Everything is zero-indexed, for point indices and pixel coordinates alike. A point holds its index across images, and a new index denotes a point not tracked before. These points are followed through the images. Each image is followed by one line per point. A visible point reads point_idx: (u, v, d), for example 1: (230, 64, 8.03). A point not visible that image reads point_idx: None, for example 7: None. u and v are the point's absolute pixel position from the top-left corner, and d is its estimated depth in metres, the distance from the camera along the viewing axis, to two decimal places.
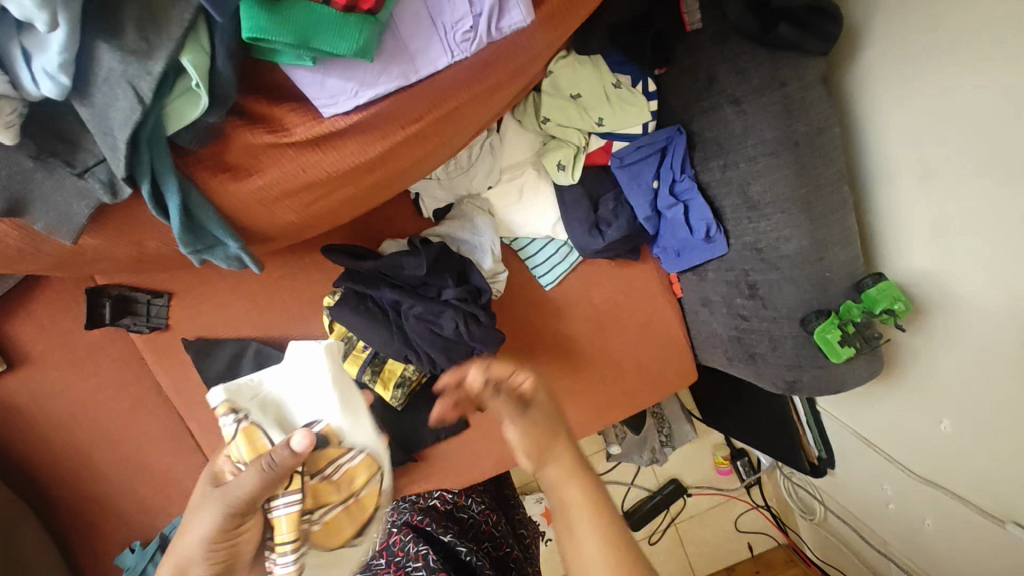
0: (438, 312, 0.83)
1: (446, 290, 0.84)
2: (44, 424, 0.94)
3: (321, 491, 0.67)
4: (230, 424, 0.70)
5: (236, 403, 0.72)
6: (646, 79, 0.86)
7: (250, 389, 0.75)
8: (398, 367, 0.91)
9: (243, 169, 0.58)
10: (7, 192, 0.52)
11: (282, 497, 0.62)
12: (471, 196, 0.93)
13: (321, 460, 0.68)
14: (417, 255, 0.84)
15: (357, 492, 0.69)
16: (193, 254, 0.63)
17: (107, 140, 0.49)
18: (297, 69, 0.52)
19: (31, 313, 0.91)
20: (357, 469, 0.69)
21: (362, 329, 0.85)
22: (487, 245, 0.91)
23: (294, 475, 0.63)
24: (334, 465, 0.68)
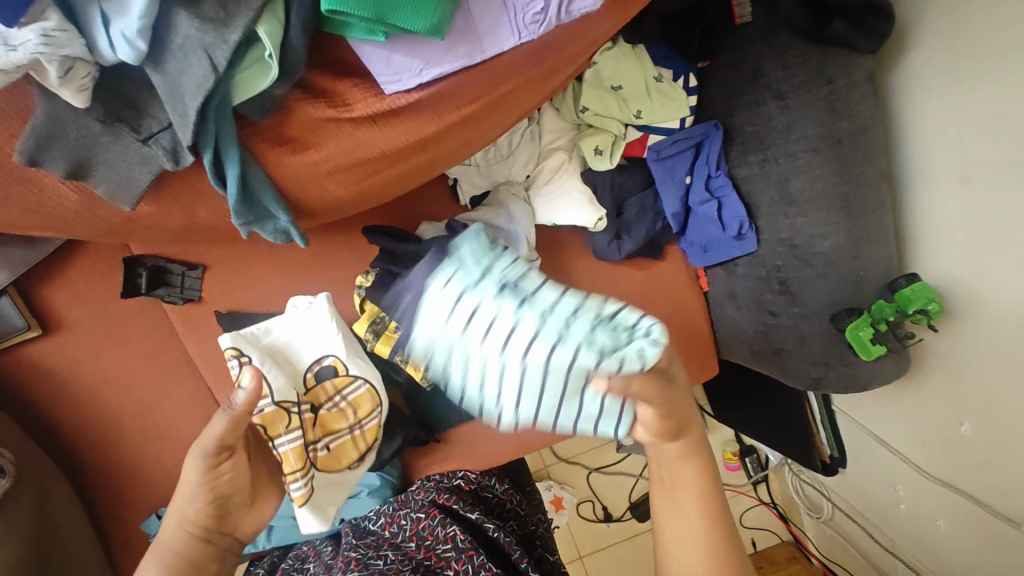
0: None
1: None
2: (78, 389, 0.96)
3: (328, 421, 0.83)
4: (235, 365, 0.82)
5: (242, 348, 0.83)
6: (688, 74, 0.88)
7: (257, 337, 0.85)
8: None
9: (301, 142, 0.59)
10: (73, 155, 0.53)
11: (284, 437, 0.72)
12: (507, 184, 0.92)
13: (323, 396, 0.84)
14: (459, 240, 0.85)
15: (363, 421, 0.85)
16: (243, 225, 0.63)
17: (177, 107, 0.50)
18: (365, 44, 0.52)
19: (66, 280, 0.92)
20: (363, 399, 0.85)
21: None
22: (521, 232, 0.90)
23: (290, 416, 0.75)
24: (340, 395, 0.85)
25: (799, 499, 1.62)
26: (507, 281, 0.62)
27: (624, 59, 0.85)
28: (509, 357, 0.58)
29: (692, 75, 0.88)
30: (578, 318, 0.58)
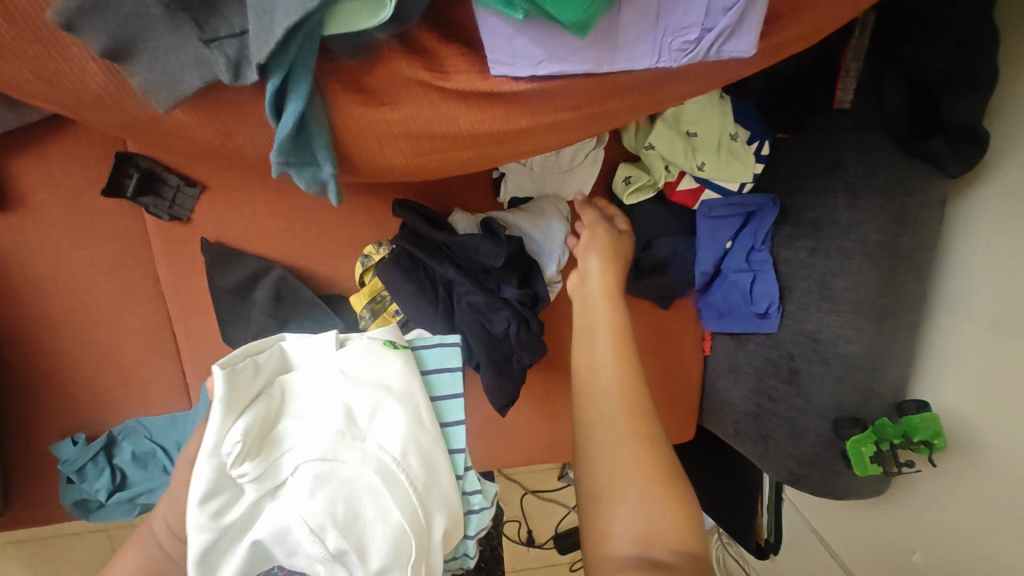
0: (494, 308, 0.79)
1: (508, 288, 0.79)
2: (25, 279, 0.85)
3: None
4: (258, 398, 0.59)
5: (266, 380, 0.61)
6: (763, 140, 0.85)
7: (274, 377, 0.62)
8: None
9: (377, 97, 0.52)
10: (117, 32, 0.44)
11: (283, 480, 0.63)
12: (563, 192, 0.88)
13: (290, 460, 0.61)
14: (498, 244, 0.78)
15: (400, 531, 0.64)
16: (280, 165, 0.55)
17: (264, 20, 0.43)
18: (491, 16, 0.46)
19: (41, 157, 0.81)
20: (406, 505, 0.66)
21: (410, 293, 0.80)
22: (552, 253, 0.85)
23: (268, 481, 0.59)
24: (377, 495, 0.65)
25: (718, 569, 1.60)
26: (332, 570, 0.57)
27: (708, 108, 0.81)
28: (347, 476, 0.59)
29: (765, 144, 0.85)
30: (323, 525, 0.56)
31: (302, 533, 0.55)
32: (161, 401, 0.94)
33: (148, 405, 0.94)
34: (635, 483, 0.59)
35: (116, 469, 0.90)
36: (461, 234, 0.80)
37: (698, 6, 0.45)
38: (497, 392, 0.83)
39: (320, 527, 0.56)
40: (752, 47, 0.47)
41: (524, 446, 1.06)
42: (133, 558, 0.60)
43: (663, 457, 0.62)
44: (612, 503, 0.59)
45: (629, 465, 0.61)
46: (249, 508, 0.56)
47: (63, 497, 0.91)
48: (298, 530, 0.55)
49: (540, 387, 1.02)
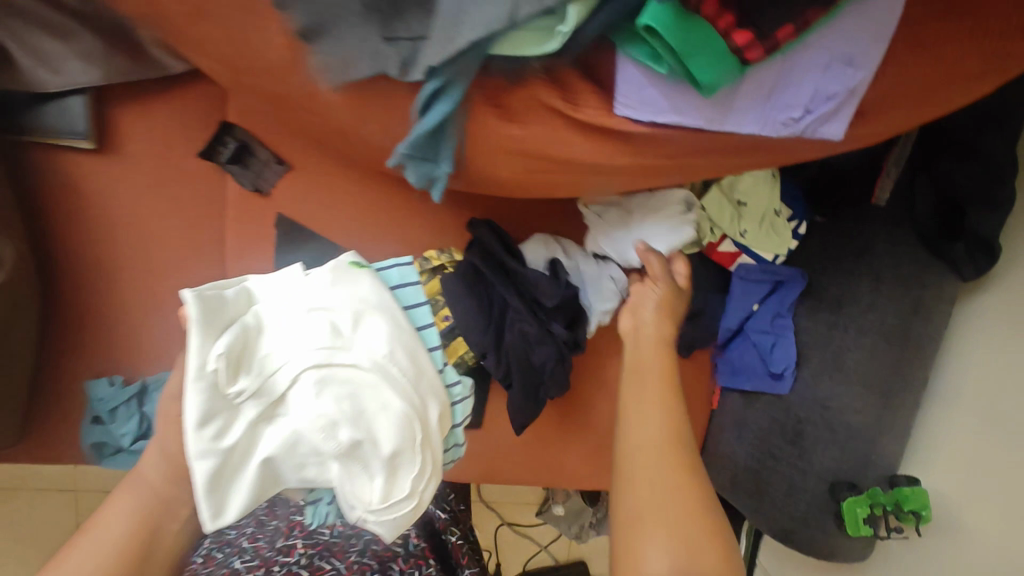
0: (540, 340, 0.85)
1: (556, 325, 0.86)
2: (105, 214, 0.90)
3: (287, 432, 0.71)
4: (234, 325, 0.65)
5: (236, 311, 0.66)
6: (802, 221, 0.94)
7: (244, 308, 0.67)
8: (462, 348, 0.87)
9: (511, 113, 0.59)
10: (317, 16, 0.51)
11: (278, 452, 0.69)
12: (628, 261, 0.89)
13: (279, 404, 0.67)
14: (558, 284, 0.85)
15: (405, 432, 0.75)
16: (404, 155, 0.61)
17: (450, 31, 0.50)
18: (632, 65, 0.55)
19: (150, 111, 0.87)
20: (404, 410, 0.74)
21: (469, 308, 0.84)
22: (599, 308, 0.90)
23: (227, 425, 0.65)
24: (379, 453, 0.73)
25: None
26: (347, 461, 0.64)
27: (761, 183, 0.90)
28: (344, 376, 0.66)
29: (804, 224, 0.94)
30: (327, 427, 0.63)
31: (315, 431, 0.62)
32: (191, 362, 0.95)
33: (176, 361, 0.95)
34: (670, 536, 0.62)
35: (142, 419, 0.91)
36: (527, 267, 0.87)
37: (805, 92, 0.54)
38: (519, 413, 0.90)
39: (332, 422, 0.63)
40: (841, 132, 0.57)
41: (528, 466, 1.09)
42: (122, 508, 0.59)
43: (708, 506, 0.66)
44: (650, 548, 0.62)
45: (671, 517, 0.64)
46: (248, 429, 0.61)
47: (84, 436, 0.93)
48: (311, 430, 0.62)
49: (557, 414, 1.05)
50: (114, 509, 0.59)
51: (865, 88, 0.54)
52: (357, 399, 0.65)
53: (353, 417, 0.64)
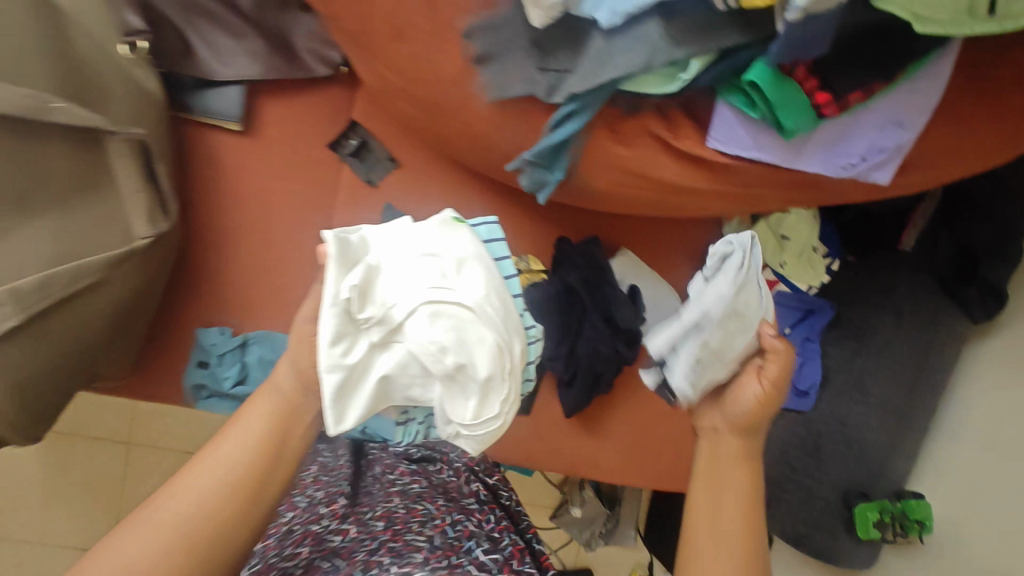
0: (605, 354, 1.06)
1: (621, 343, 1.07)
2: (236, 187, 1.04)
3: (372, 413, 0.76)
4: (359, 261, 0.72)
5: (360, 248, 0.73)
6: (836, 258, 1.07)
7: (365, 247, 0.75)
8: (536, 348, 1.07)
9: (622, 136, 0.74)
10: (493, 46, 0.67)
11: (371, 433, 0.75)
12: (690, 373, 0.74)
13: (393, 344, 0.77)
14: (634, 312, 1.06)
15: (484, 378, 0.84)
16: (527, 161, 0.77)
17: (596, 67, 0.64)
18: (727, 109, 0.69)
19: (292, 105, 1.03)
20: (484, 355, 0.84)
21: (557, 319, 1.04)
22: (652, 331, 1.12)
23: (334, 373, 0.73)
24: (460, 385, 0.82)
25: None
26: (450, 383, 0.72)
27: (802, 221, 1.04)
28: (451, 311, 0.74)
29: (838, 261, 1.07)
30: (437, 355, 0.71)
31: (426, 357, 0.71)
32: (285, 325, 1.07)
33: (270, 323, 1.07)
34: None
35: (244, 366, 1.04)
36: (612, 291, 1.06)
37: (862, 144, 0.68)
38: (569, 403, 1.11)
39: (440, 349, 0.71)
40: (888, 178, 0.70)
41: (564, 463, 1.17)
42: (263, 406, 0.69)
43: None
44: None
45: None
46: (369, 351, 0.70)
47: (187, 377, 1.05)
48: (423, 353, 0.71)
49: (598, 410, 1.16)
50: (241, 426, 0.68)
51: (910, 147, 0.68)
52: (462, 331, 0.73)
53: (458, 347, 0.72)
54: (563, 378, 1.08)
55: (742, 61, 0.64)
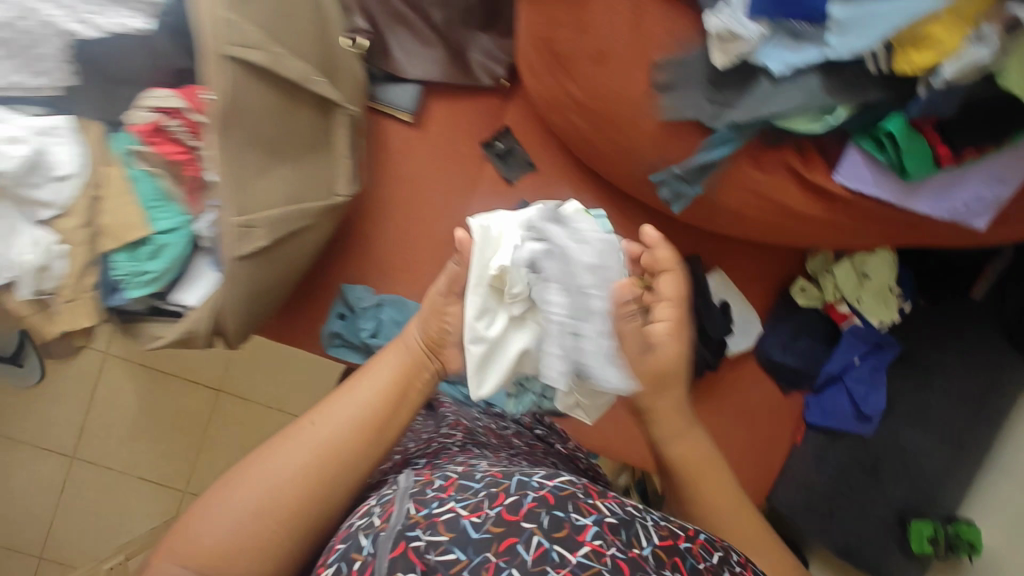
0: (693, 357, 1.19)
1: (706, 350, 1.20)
2: (395, 168, 1.21)
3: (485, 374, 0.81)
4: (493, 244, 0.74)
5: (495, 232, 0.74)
6: (909, 301, 1.22)
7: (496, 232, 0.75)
8: None
9: (761, 162, 0.89)
10: (677, 77, 0.84)
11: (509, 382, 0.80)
12: (552, 358, 0.72)
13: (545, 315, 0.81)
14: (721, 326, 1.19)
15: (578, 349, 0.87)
16: (673, 173, 0.93)
17: (760, 103, 0.80)
18: (856, 152, 0.85)
19: (455, 106, 1.20)
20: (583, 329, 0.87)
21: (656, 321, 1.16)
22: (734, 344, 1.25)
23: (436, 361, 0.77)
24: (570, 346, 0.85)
25: None
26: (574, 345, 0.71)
27: (882, 263, 1.20)
28: (580, 282, 0.72)
29: (909, 303, 1.22)
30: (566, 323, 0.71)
31: (558, 324, 0.71)
32: (414, 294, 1.21)
33: (401, 288, 1.22)
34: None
35: (379, 323, 1.16)
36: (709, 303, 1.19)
37: (965, 194, 0.83)
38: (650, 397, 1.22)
39: (570, 309, 0.71)
40: (983, 225, 0.84)
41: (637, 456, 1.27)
42: (392, 360, 0.75)
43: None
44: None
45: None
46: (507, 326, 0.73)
47: (326, 325, 1.19)
48: (553, 319, 0.71)
49: None
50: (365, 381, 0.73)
51: (1005, 202, 0.83)
52: (594, 301, 0.72)
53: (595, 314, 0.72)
54: None
55: (877, 113, 0.81)
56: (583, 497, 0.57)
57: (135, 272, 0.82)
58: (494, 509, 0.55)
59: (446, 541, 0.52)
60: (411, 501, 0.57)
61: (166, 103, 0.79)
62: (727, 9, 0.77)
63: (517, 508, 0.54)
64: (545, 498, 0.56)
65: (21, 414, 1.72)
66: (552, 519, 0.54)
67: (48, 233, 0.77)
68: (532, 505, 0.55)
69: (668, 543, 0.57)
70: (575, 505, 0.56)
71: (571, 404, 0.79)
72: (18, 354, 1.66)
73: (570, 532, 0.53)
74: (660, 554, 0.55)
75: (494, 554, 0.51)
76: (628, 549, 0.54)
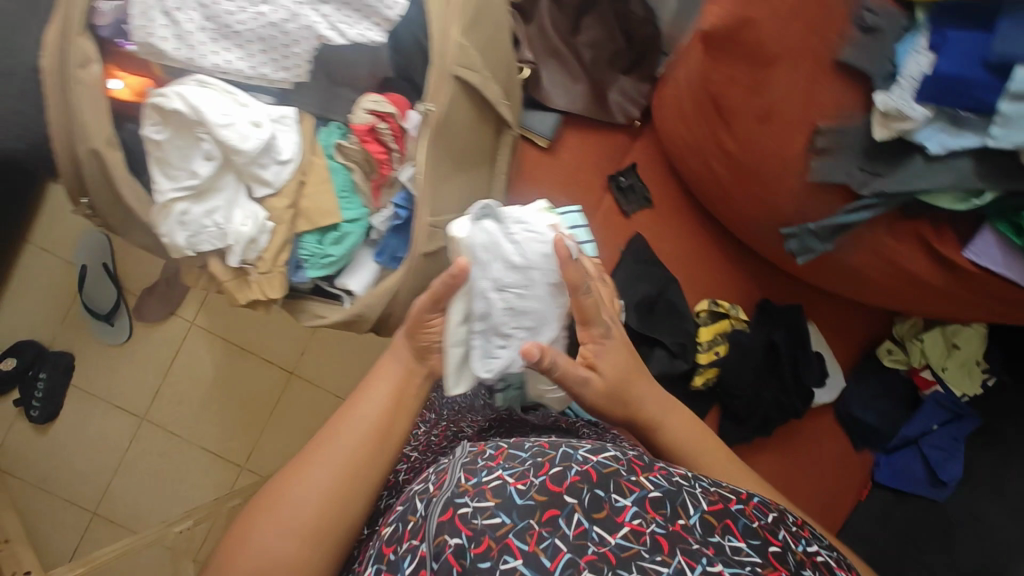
0: (781, 404, 1.24)
1: (796, 399, 1.25)
2: (523, 186, 1.27)
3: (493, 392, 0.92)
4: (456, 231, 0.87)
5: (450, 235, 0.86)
6: (991, 376, 1.28)
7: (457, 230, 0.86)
8: (718, 379, 1.25)
9: (896, 231, 0.97)
10: (834, 144, 0.91)
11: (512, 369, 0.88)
12: (491, 358, 0.87)
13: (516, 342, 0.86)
14: (812, 376, 1.23)
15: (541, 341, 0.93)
16: (806, 228, 1.01)
17: (911, 179, 0.88)
18: (990, 233, 0.91)
19: (586, 137, 1.28)
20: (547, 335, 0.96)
21: (746, 363, 1.24)
22: (821, 395, 1.31)
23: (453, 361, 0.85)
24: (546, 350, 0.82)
25: None
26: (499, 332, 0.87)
27: (972, 337, 1.26)
28: (512, 266, 0.86)
29: (991, 378, 1.28)
30: (490, 312, 0.86)
31: (494, 315, 0.86)
32: None
33: None
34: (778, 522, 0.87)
35: None
36: (801, 354, 1.24)
37: None
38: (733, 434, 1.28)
39: (506, 307, 0.86)
40: None
41: None
42: (393, 365, 0.81)
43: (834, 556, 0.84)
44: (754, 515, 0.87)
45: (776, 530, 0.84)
46: (463, 334, 0.85)
47: None
48: (490, 310, 0.86)
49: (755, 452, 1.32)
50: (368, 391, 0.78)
51: None
52: (511, 288, 0.87)
53: (506, 304, 0.86)
54: (739, 415, 1.26)
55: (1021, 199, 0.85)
56: (626, 476, 0.60)
57: (319, 253, 0.89)
58: (538, 477, 0.58)
59: (492, 506, 0.56)
60: (462, 471, 0.60)
61: (380, 107, 0.87)
62: (898, 90, 0.83)
63: (561, 480, 0.58)
64: (588, 473, 0.59)
65: (98, 370, 1.78)
66: (594, 498, 0.57)
67: (262, 210, 0.85)
68: (575, 479, 0.58)
69: (718, 507, 0.59)
70: (617, 485, 0.59)
71: (542, 392, 0.90)
72: (114, 311, 1.74)
73: (608, 513, 0.56)
74: (708, 519, 0.58)
75: (536, 522, 0.55)
76: (671, 522, 0.56)
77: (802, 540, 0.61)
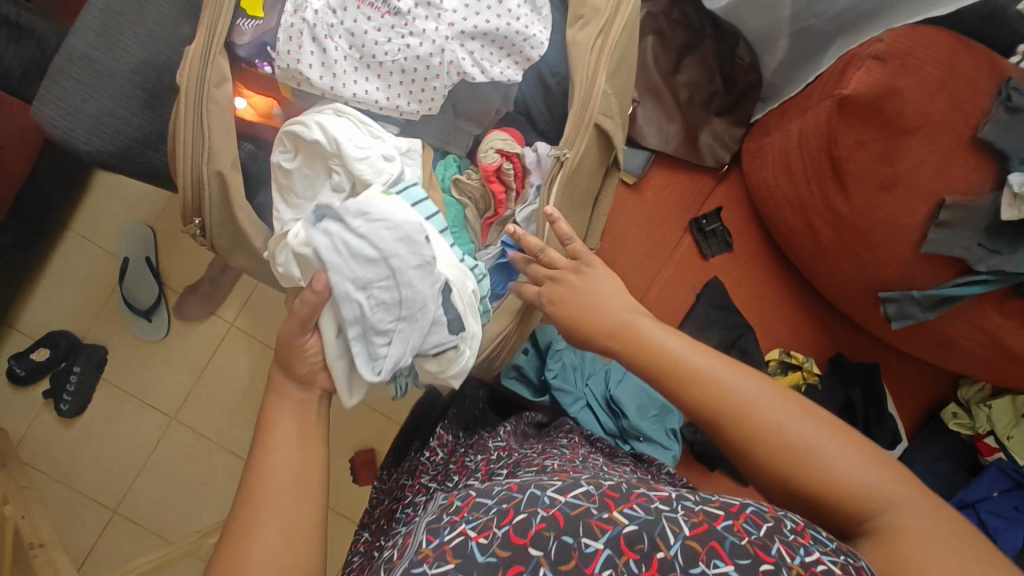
0: None
1: None
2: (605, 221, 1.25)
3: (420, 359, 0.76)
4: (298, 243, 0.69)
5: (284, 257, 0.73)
6: None
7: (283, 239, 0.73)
8: None
9: (1002, 307, 0.96)
10: (956, 218, 0.89)
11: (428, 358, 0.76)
12: (377, 357, 0.69)
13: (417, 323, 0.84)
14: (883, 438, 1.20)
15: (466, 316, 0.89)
16: (909, 297, 0.98)
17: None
18: None
19: (673, 176, 1.26)
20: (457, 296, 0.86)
21: None
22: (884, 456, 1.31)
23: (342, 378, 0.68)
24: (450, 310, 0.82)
25: None
26: (403, 326, 0.69)
27: None
28: (380, 254, 0.67)
29: None
30: (380, 318, 0.68)
31: (380, 312, 0.67)
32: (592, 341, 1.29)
33: None
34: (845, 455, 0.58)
35: (562, 365, 1.24)
36: (874, 414, 1.21)
37: None
38: None
39: (388, 304, 0.67)
40: None
41: None
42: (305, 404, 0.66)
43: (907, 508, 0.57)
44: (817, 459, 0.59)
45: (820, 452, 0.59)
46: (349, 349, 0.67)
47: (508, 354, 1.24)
48: (374, 313, 0.67)
49: None
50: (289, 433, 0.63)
51: None
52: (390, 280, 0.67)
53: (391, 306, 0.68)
54: None
55: None
56: (597, 514, 0.50)
57: None
58: (502, 528, 0.48)
59: (451, 569, 0.46)
60: (425, 532, 0.50)
61: (508, 146, 0.84)
62: None
63: (525, 530, 0.48)
64: (555, 518, 0.49)
65: (133, 366, 1.72)
66: (561, 546, 0.47)
67: None
68: (541, 527, 0.48)
69: (702, 529, 0.49)
70: (585, 526, 0.49)
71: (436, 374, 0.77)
72: (153, 308, 1.69)
73: (575, 563, 0.46)
74: (691, 546, 0.48)
75: None
76: (646, 562, 0.47)
77: (798, 549, 0.49)
